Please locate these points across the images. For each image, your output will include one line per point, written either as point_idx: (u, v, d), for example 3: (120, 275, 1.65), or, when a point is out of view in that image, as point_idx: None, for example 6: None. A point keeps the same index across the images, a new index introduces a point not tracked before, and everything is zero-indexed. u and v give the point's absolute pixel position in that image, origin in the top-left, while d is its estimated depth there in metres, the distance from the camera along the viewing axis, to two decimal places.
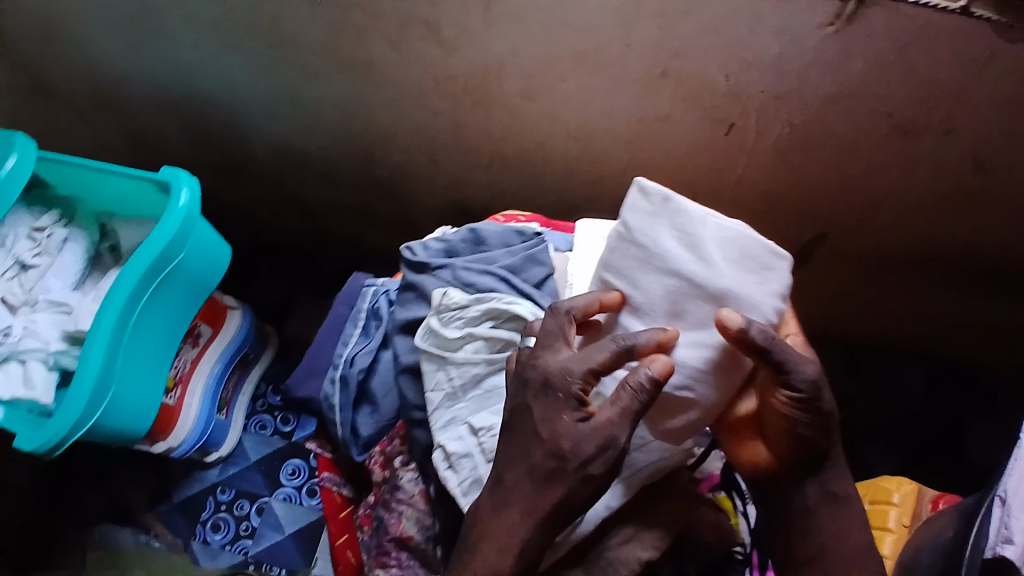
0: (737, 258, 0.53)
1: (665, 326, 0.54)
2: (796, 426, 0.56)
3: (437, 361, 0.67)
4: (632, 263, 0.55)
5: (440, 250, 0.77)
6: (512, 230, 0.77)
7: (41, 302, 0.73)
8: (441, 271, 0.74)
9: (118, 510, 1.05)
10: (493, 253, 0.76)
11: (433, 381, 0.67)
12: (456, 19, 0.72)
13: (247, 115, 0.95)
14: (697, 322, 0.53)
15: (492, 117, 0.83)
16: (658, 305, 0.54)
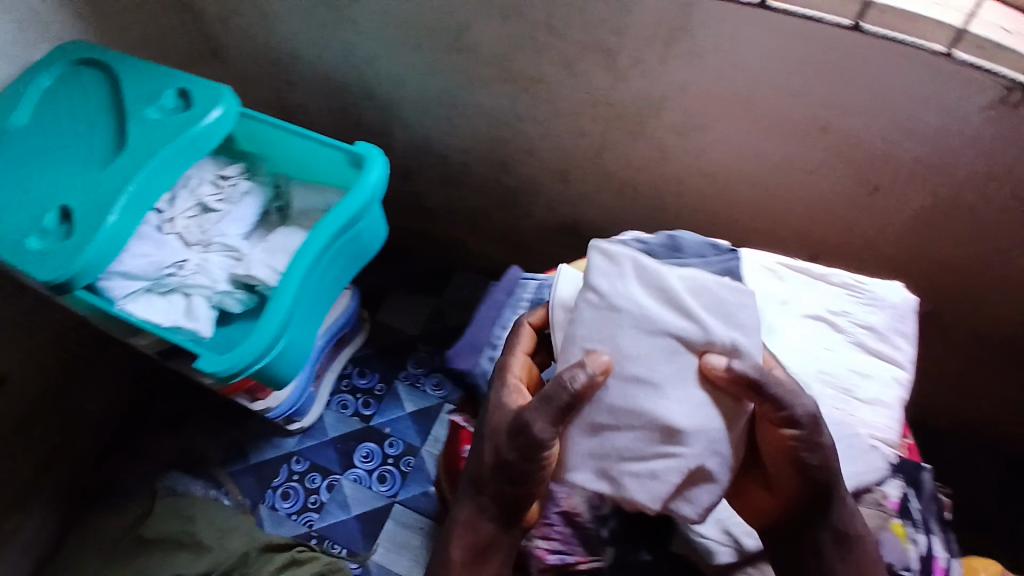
0: (710, 306, 0.58)
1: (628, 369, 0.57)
2: (800, 466, 0.58)
3: None
4: (615, 324, 0.58)
5: (640, 251, 0.73)
6: (709, 242, 0.75)
7: (214, 245, 0.75)
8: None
9: (191, 461, 1.15)
10: (690, 262, 0.72)
11: None
12: (635, 51, 0.77)
13: (403, 108, 1.02)
14: (662, 362, 0.57)
15: (637, 147, 0.88)
16: (639, 354, 0.57)
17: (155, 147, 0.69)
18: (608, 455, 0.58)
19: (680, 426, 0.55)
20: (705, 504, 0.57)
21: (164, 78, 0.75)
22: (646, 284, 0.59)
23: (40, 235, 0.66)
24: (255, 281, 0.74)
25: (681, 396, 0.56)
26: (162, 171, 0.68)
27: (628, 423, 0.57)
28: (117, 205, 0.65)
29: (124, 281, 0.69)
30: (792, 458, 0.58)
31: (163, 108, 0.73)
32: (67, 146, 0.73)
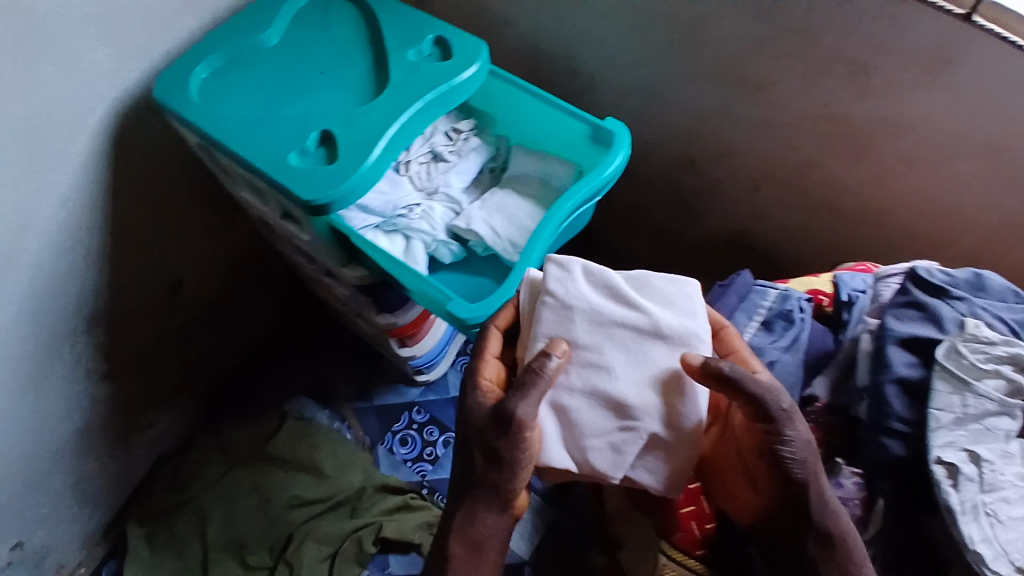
0: (638, 290, 0.63)
1: (601, 367, 0.60)
2: (768, 453, 0.58)
3: (955, 385, 0.59)
4: (561, 315, 0.62)
5: (945, 278, 0.67)
6: (1011, 288, 0.67)
7: (439, 194, 0.76)
8: (958, 301, 0.65)
9: (321, 392, 1.20)
10: (1000, 303, 0.65)
11: (943, 401, 0.59)
12: (890, 74, 0.75)
13: (600, 91, 1.01)
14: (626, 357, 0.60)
15: (852, 168, 0.86)
16: (598, 348, 0.61)
17: (418, 91, 0.70)
18: (574, 434, 0.60)
19: (639, 398, 0.59)
20: (662, 473, 0.60)
21: (423, 25, 0.77)
22: (593, 282, 0.63)
23: (299, 153, 0.66)
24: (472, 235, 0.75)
25: (617, 364, 0.60)
26: (421, 116, 0.69)
27: (596, 404, 0.60)
28: (381, 140, 0.66)
29: (363, 213, 0.71)
30: (769, 449, 0.58)
31: (420, 54, 0.74)
32: (320, 71, 0.74)
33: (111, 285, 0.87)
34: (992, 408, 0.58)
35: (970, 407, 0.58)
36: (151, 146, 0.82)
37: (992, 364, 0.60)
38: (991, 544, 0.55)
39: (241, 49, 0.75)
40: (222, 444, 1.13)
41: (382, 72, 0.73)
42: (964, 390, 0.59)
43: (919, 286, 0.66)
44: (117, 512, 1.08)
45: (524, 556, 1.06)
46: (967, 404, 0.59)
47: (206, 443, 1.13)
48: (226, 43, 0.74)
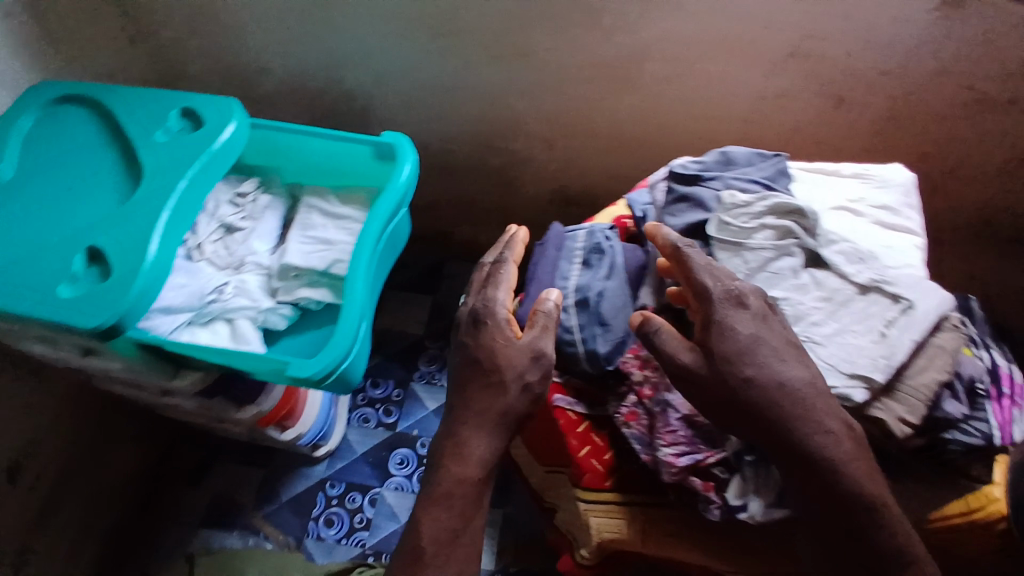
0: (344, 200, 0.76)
1: (308, 238, 0.74)
2: (733, 327, 0.56)
3: (733, 250, 0.63)
4: (299, 218, 0.75)
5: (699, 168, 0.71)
6: (753, 152, 0.73)
7: (248, 263, 0.73)
8: (711, 183, 0.68)
9: (220, 515, 1.10)
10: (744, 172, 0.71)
11: (728, 267, 0.63)
12: (619, 9, 0.81)
13: (381, 108, 1.01)
14: (323, 232, 0.75)
15: (621, 103, 0.94)
16: (312, 228, 0.75)
17: (178, 172, 0.66)
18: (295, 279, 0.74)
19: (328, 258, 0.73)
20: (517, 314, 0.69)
21: (166, 105, 0.73)
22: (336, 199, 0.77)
23: (69, 280, 0.61)
24: (297, 270, 0.72)
25: (328, 235, 0.74)
26: (189, 196, 0.66)
27: (303, 254, 0.73)
28: (156, 234, 0.62)
29: (168, 315, 0.66)
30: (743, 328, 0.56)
31: (171, 134, 0.70)
32: (68, 188, 0.68)
33: None
34: (768, 255, 0.62)
35: (750, 262, 0.62)
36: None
37: (757, 220, 0.64)
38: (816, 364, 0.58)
39: None
40: None
41: (135, 165, 0.69)
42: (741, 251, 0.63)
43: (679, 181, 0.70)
44: None
45: (489, 565, 1.02)
46: (747, 262, 0.63)
47: None
48: None
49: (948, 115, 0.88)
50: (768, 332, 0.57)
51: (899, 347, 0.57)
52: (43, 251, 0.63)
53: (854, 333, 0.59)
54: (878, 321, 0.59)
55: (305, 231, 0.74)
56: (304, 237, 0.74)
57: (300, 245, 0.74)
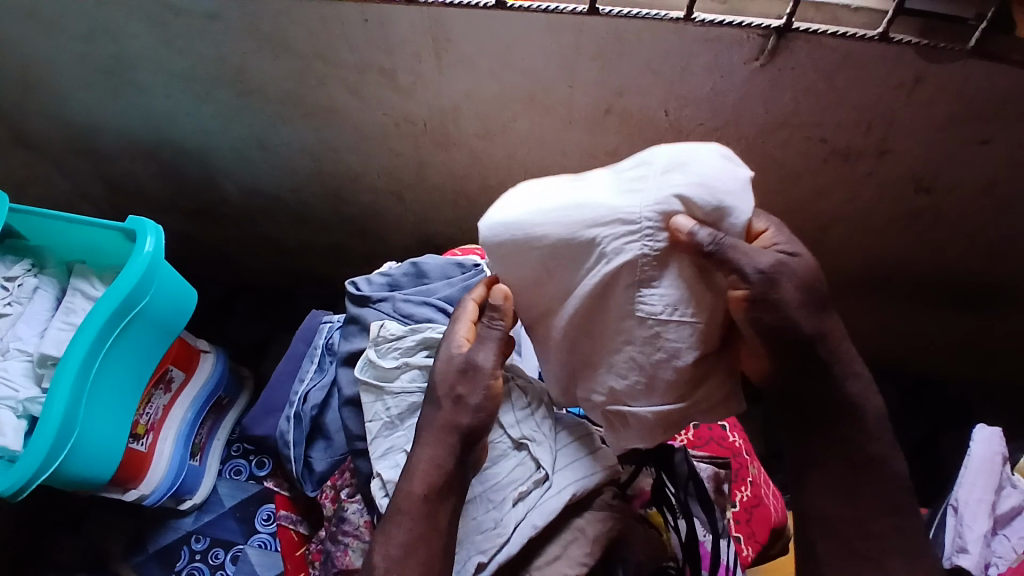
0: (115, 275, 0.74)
1: (72, 321, 0.71)
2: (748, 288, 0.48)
3: (375, 392, 0.58)
4: (67, 299, 0.73)
5: (384, 284, 0.67)
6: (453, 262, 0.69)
7: (11, 350, 0.70)
8: (382, 304, 0.64)
9: (93, 560, 1.10)
10: (433, 287, 0.67)
11: (369, 412, 0.58)
12: (411, 68, 0.75)
13: (223, 160, 0.97)
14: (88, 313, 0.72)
15: (452, 158, 0.86)
16: (79, 309, 0.72)
17: None
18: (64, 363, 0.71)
19: None
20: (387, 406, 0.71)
21: None
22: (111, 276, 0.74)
23: None
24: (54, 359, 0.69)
25: None
26: None
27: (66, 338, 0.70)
28: None
29: None
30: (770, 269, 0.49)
31: None
32: None
33: None
34: (415, 398, 0.57)
35: (391, 408, 0.57)
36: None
37: (403, 359, 0.59)
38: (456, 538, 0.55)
39: None
40: None
41: None
42: (382, 394, 0.58)
43: (354, 301, 0.66)
44: None
45: None
46: (391, 407, 0.58)
47: None
48: None
49: (804, 168, 0.78)
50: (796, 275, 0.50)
51: (518, 531, 0.54)
52: None
53: (488, 505, 0.56)
54: (509, 497, 0.56)
55: (71, 313, 0.72)
56: (70, 320, 0.71)
57: (64, 329, 0.71)
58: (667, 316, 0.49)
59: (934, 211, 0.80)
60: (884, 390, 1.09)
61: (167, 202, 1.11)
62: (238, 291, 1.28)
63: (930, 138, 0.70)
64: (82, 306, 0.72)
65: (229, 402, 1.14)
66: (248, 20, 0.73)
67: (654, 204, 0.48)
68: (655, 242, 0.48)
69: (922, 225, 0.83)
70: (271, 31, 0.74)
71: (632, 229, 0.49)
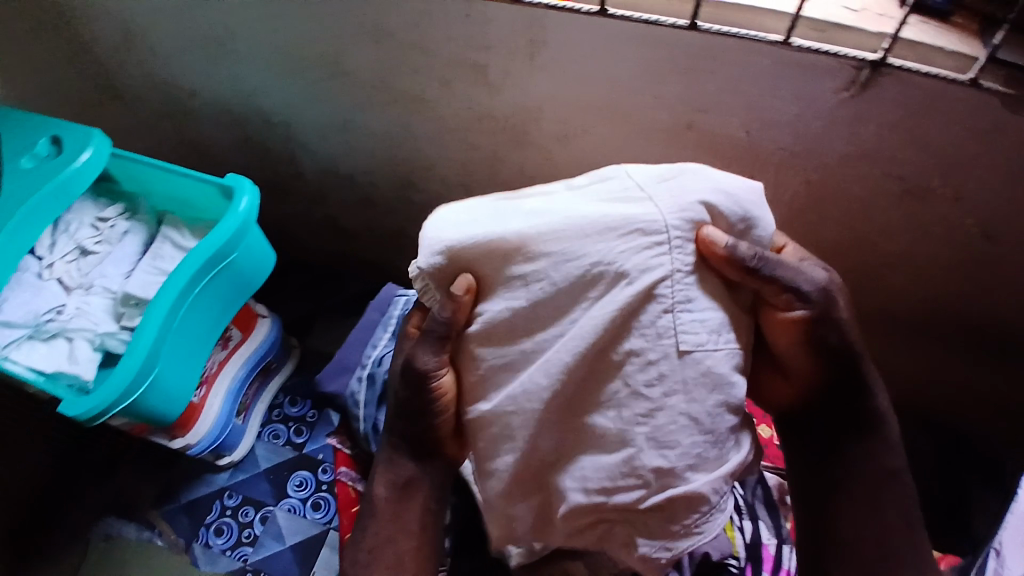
0: (201, 229, 0.77)
1: (155, 267, 0.75)
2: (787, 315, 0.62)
3: None
4: (154, 246, 0.77)
5: None
6: None
7: (96, 287, 0.74)
8: None
9: (124, 505, 1.14)
10: None
11: None
12: (503, 64, 0.77)
13: (304, 135, 1.02)
14: (171, 260, 0.76)
15: (526, 157, 0.89)
16: (163, 256, 0.76)
17: (19, 200, 0.70)
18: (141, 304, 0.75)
19: None
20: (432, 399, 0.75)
21: (37, 130, 0.76)
22: (198, 229, 0.78)
23: None
24: (138, 300, 0.73)
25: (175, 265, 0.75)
26: (20, 224, 0.69)
27: (149, 283, 0.74)
28: None
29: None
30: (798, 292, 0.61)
31: (38, 158, 0.74)
32: None
33: None
34: None
35: None
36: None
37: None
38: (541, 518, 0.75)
39: None
40: None
41: None
42: None
43: None
44: None
45: None
46: None
47: None
48: None
49: (874, 206, 0.79)
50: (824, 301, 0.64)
51: None
52: None
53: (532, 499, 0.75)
54: None
55: (156, 258, 0.76)
56: (154, 265, 0.75)
57: (147, 273, 0.75)
58: (711, 342, 0.56)
59: (1002, 263, 0.80)
60: (923, 438, 1.08)
61: (243, 169, 1.16)
62: (293, 264, 1.33)
63: (1011, 188, 0.70)
64: (167, 254, 0.76)
65: (276, 368, 1.18)
66: (356, 5, 0.77)
67: (680, 213, 0.56)
68: (685, 253, 0.56)
69: (988, 276, 0.82)
70: (375, 17, 0.78)
71: (659, 242, 0.55)
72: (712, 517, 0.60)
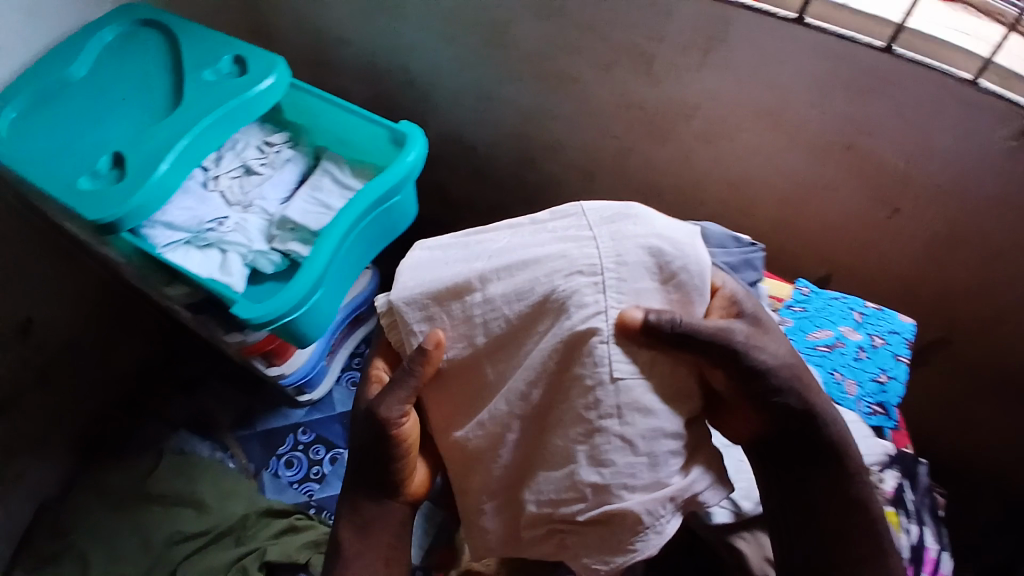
0: (361, 170, 0.81)
1: (314, 197, 0.79)
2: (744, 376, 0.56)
3: None
4: (314, 178, 0.80)
5: None
6: None
7: (255, 207, 0.78)
8: None
9: (199, 425, 1.18)
10: None
11: None
12: (670, 58, 0.79)
13: (439, 98, 1.04)
14: (330, 194, 0.79)
15: (663, 152, 0.90)
16: (322, 189, 0.79)
17: (208, 108, 0.71)
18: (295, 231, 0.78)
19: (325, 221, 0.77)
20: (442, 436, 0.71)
21: (219, 45, 0.77)
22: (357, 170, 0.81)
23: (92, 176, 0.68)
24: (296, 226, 0.77)
25: (335, 199, 0.78)
26: (204, 132, 0.70)
27: (308, 211, 0.77)
28: (169, 155, 0.68)
29: (165, 229, 0.72)
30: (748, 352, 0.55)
31: (218, 73, 0.75)
32: (122, 99, 0.75)
33: None
34: None
35: None
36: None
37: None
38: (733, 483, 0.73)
39: (41, 87, 0.75)
40: (99, 488, 1.10)
41: (178, 92, 0.74)
42: None
43: None
44: None
45: None
46: None
47: (82, 485, 1.11)
48: (23, 81, 0.74)
49: (1010, 256, 0.79)
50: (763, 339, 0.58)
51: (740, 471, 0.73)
52: (89, 144, 0.71)
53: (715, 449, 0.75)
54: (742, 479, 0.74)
55: (316, 190, 0.79)
56: (314, 196, 0.79)
57: (307, 202, 0.78)
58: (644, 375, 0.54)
59: None
60: (993, 500, 1.07)
61: None
62: None
63: None
64: (327, 188, 0.79)
65: (364, 319, 1.21)
66: None
67: (616, 255, 0.55)
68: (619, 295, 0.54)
69: None
70: None
71: (594, 281, 0.54)
72: (646, 537, 0.57)
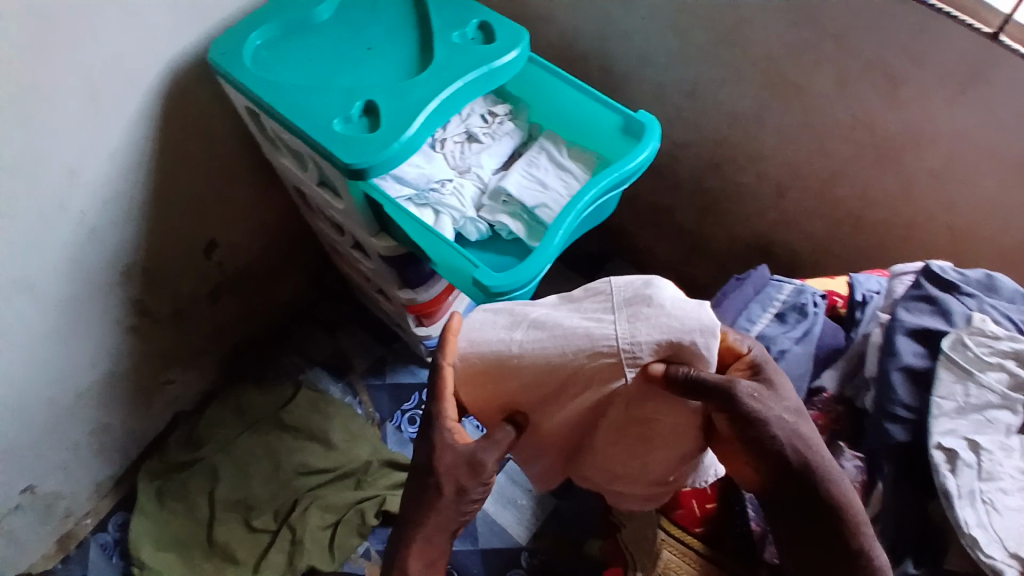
0: (577, 155, 0.81)
1: (530, 173, 0.78)
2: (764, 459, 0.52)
3: (959, 375, 0.64)
4: (530, 154, 0.80)
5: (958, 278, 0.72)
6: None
7: (472, 173, 0.79)
8: (967, 298, 0.70)
9: (334, 365, 1.22)
10: (1006, 305, 0.71)
11: (946, 389, 0.63)
12: (923, 85, 0.76)
13: (635, 88, 1.03)
14: (545, 172, 0.79)
15: (878, 180, 0.87)
16: (539, 166, 0.79)
17: (460, 71, 0.72)
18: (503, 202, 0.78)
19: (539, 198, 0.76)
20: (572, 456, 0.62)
21: (468, 10, 0.78)
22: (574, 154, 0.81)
23: (343, 119, 0.70)
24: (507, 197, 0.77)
25: (549, 179, 0.78)
26: (451, 95, 0.71)
27: (522, 186, 0.77)
28: (421, 112, 0.69)
29: (396, 182, 0.74)
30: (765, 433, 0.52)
31: (465, 38, 0.76)
32: (368, 49, 0.76)
33: (151, 233, 0.90)
34: (992, 398, 0.62)
35: (971, 396, 0.63)
36: (202, 100, 0.85)
37: (997, 358, 0.64)
38: (987, 530, 0.57)
39: (293, 23, 0.77)
40: (238, 406, 1.15)
41: (426, 50, 0.75)
42: (968, 379, 0.63)
43: (931, 281, 0.72)
44: (127, 469, 1.12)
45: (521, 541, 1.08)
46: (967, 394, 0.63)
47: (222, 401, 1.17)
48: (280, 16, 0.77)
49: None
50: (777, 399, 0.54)
51: None
52: (339, 87, 0.72)
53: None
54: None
55: (532, 166, 0.79)
56: (529, 171, 0.79)
57: (521, 176, 0.78)
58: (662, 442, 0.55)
59: None
60: None
61: None
62: None
63: None
64: (543, 166, 0.79)
65: None
66: None
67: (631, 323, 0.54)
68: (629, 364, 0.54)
69: None
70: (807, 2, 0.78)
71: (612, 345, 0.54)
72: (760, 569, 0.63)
